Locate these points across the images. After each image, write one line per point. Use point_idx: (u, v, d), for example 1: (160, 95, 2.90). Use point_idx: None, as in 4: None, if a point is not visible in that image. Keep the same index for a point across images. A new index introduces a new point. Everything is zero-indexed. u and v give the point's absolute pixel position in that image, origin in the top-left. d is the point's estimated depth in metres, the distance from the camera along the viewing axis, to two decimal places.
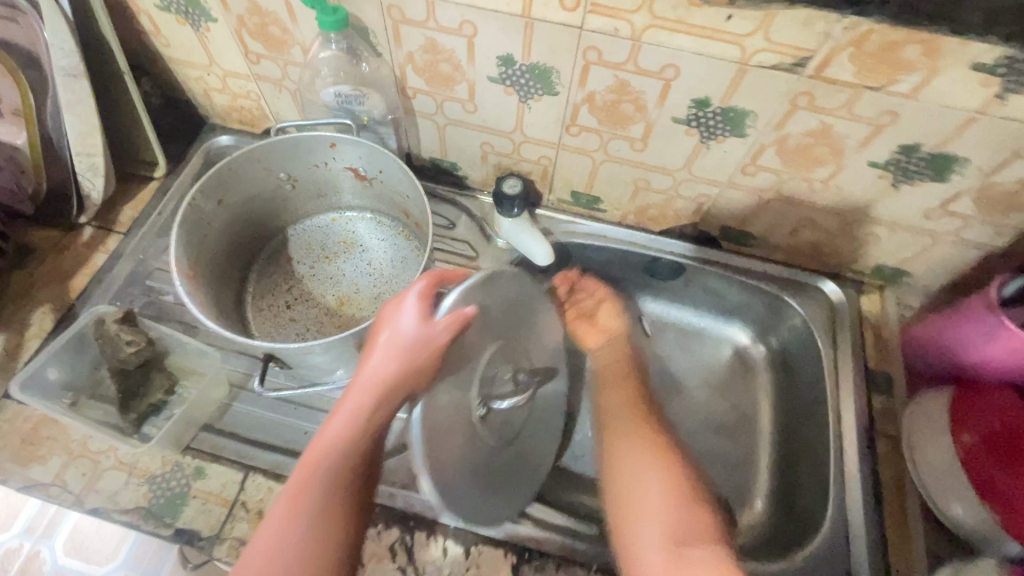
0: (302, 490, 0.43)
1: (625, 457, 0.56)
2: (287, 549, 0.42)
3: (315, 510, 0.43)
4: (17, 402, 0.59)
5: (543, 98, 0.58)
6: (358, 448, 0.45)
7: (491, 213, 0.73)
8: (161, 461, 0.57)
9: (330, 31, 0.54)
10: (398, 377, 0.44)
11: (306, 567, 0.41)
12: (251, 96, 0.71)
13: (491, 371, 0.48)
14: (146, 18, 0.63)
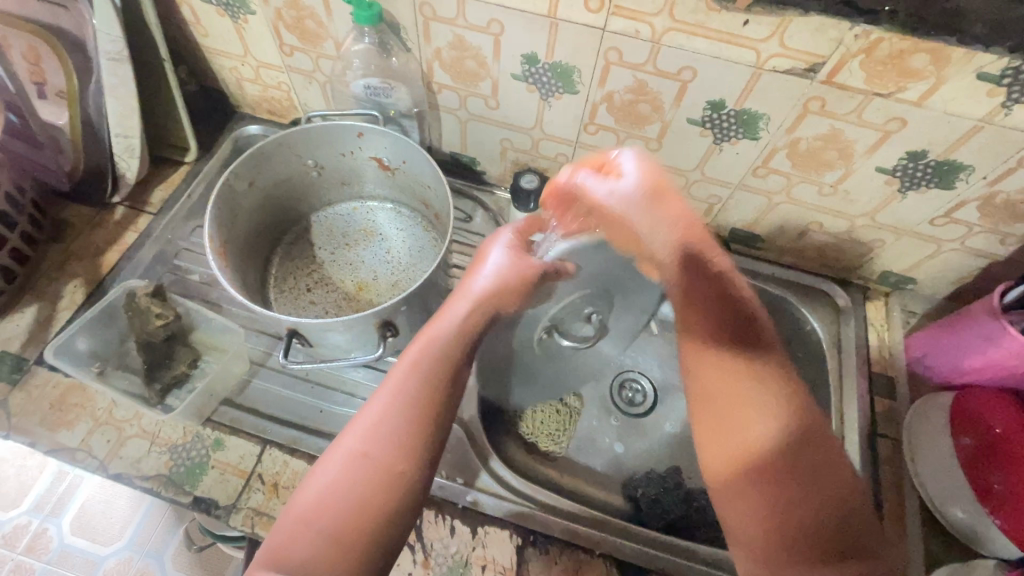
0: (404, 379, 0.45)
1: (740, 436, 0.43)
2: (385, 427, 0.43)
3: (415, 397, 0.44)
4: (47, 369, 0.61)
5: (563, 97, 0.60)
6: (458, 346, 0.47)
7: (507, 208, 0.76)
8: (182, 431, 0.59)
9: (364, 25, 0.56)
10: (495, 291, 0.51)
11: (418, 414, 0.44)
12: (282, 88, 0.74)
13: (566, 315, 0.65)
14: (188, 9, 0.66)
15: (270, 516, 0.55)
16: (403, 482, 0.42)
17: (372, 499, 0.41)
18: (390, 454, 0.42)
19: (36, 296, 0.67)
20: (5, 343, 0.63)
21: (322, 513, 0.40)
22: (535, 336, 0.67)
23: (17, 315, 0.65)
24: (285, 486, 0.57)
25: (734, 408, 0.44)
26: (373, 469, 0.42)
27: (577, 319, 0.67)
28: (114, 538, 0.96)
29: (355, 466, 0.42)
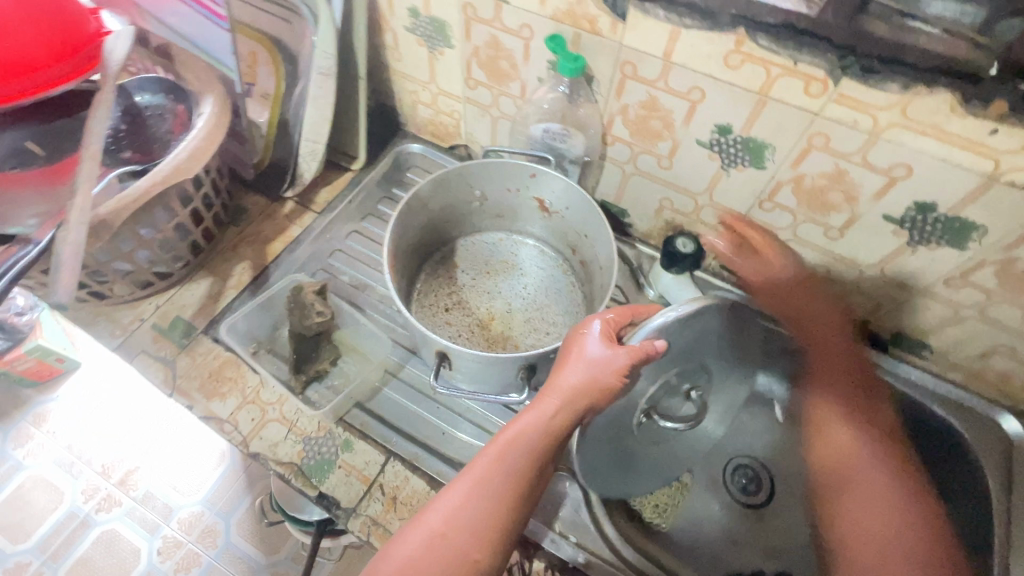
0: (482, 473, 0.48)
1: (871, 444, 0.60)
2: (465, 519, 0.46)
3: (496, 492, 0.47)
4: (211, 340, 0.67)
5: (746, 169, 0.59)
6: (543, 452, 0.49)
7: (647, 265, 0.74)
8: (317, 425, 0.62)
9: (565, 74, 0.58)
10: (585, 388, 0.51)
11: (503, 504, 0.47)
12: (453, 115, 0.78)
13: (664, 387, 0.60)
14: (391, 35, 0.72)
15: (386, 528, 0.56)
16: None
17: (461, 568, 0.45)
18: (466, 544, 0.46)
19: (210, 270, 0.73)
20: (181, 309, 0.70)
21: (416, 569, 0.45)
22: (635, 421, 0.61)
23: (194, 284, 0.72)
24: (402, 502, 0.58)
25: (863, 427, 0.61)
26: (448, 556, 0.45)
27: (674, 397, 0.62)
28: (193, 491, 1.03)
29: (435, 547, 0.45)
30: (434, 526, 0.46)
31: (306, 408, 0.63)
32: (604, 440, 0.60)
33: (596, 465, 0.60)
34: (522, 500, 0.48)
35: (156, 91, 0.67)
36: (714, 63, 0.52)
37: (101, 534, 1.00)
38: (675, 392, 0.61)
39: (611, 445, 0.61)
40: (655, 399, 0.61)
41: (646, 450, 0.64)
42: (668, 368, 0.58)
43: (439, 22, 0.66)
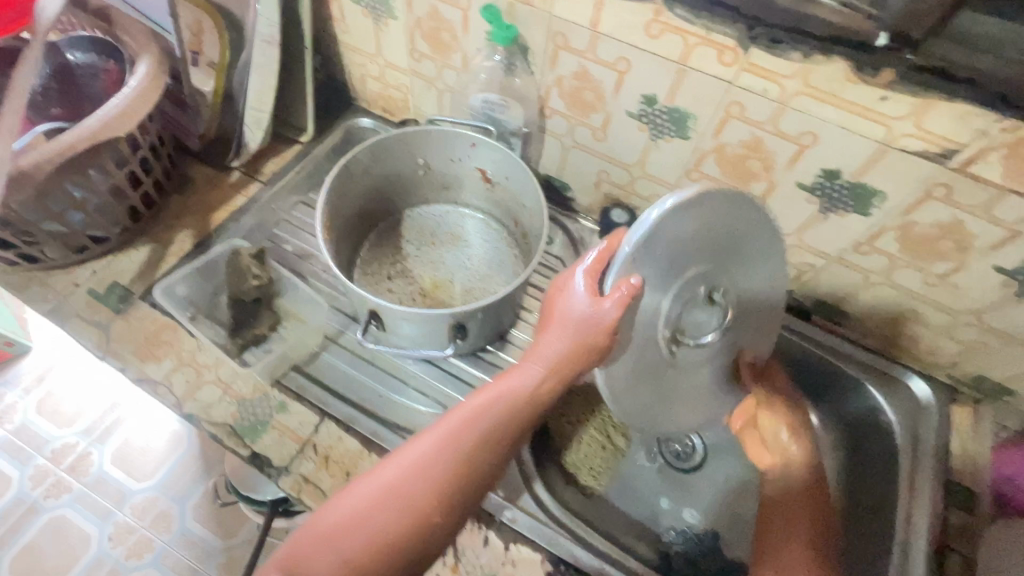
0: (451, 431, 0.46)
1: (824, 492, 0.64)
2: (425, 477, 0.44)
3: (462, 454, 0.45)
4: (148, 305, 0.67)
5: (673, 140, 0.61)
6: (517, 418, 0.47)
7: (588, 238, 0.76)
8: (253, 387, 0.62)
9: (498, 44, 0.60)
10: (571, 346, 0.46)
11: (471, 466, 0.45)
12: (401, 89, 0.79)
13: (686, 295, 0.48)
14: (337, 5, 0.72)
15: (317, 484, 0.57)
16: (423, 536, 0.43)
17: (420, 526, 0.43)
18: (426, 502, 0.43)
19: (150, 237, 0.72)
20: (119, 274, 0.69)
21: (368, 520, 0.42)
22: (660, 345, 0.50)
23: (133, 251, 0.71)
24: (335, 460, 0.58)
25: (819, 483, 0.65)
26: (402, 509, 0.43)
27: (694, 308, 0.49)
28: (148, 476, 1.02)
29: (393, 501, 0.43)
30: (394, 478, 0.44)
31: (241, 370, 0.63)
32: (632, 382, 0.51)
33: (637, 405, 0.53)
34: (488, 467, 0.46)
35: (90, 51, 0.66)
36: (637, 33, 0.54)
37: (50, 520, 0.99)
38: (695, 303, 0.49)
39: (640, 370, 0.51)
40: (676, 320, 0.49)
41: (683, 388, 0.56)
42: (675, 277, 0.46)
43: None
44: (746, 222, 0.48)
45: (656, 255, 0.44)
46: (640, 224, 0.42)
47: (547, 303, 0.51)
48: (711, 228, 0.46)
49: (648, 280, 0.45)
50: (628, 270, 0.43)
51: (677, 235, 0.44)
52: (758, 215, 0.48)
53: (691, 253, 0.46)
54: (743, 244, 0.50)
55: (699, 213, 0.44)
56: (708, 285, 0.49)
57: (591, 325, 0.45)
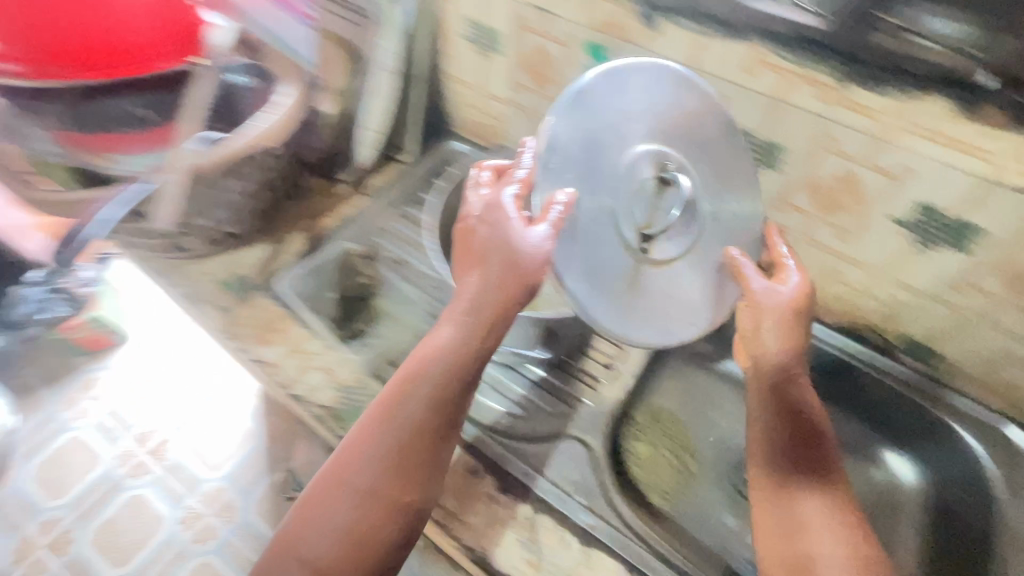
0: (387, 407, 0.48)
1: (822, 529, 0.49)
2: (370, 459, 0.47)
3: (399, 423, 0.48)
4: (266, 296, 0.75)
5: (763, 170, 0.64)
6: (452, 375, 0.48)
7: None
8: (355, 376, 0.68)
9: None
10: (508, 278, 0.49)
11: (413, 430, 0.47)
12: (498, 117, 0.86)
13: (637, 182, 0.52)
14: (449, 42, 0.81)
15: None
16: (383, 510, 0.46)
17: (374, 499, 0.46)
18: (374, 477, 0.47)
19: (270, 236, 0.81)
20: (243, 267, 0.78)
21: (329, 506, 0.47)
22: (626, 241, 0.53)
23: (254, 247, 0.80)
24: None
25: (785, 502, 0.52)
26: (357, 497, 0.46)
27: (647, 203, 0.53)
28: (219, 467, 1.00)
29: (342, 481, 0.47)
30: (344, 471, 0.47)
31: (345, 361, 0.69)
32: (597, 283, 0.52)
33: (623, 308, 0.53)
34: (434, 430, 0.48)
35: (248, 74, 0.77)
36: (735, 70, 0.58)
37: (129, 499, 0.99)
38: (643, 192, 0.53)
39: (614, 268, 0.53)
40: (633, 214, 0.53)
41: (667, 294, 0.55)
42: (608, 163, 0.52)
43: (492, 30, 0.75)
44: (675, 111, 0.52)
45: (568, 156, 0.51)
46: (539, 141, 0.51)
47: (457, 249, 0.53)
48: (627, 119, 0.52)
49: (569, 182, 0.51)
50: (541, 184, 0.50)
51: (581, 128, 0.51)
52: (682, 103, 0.52)
53: (620, 141, 0.52)
54: (699, 133, 0.53)
55: (602, 103, 0.51)
56: (654, 167, 0.53)
57: (529, 252, 0.48)
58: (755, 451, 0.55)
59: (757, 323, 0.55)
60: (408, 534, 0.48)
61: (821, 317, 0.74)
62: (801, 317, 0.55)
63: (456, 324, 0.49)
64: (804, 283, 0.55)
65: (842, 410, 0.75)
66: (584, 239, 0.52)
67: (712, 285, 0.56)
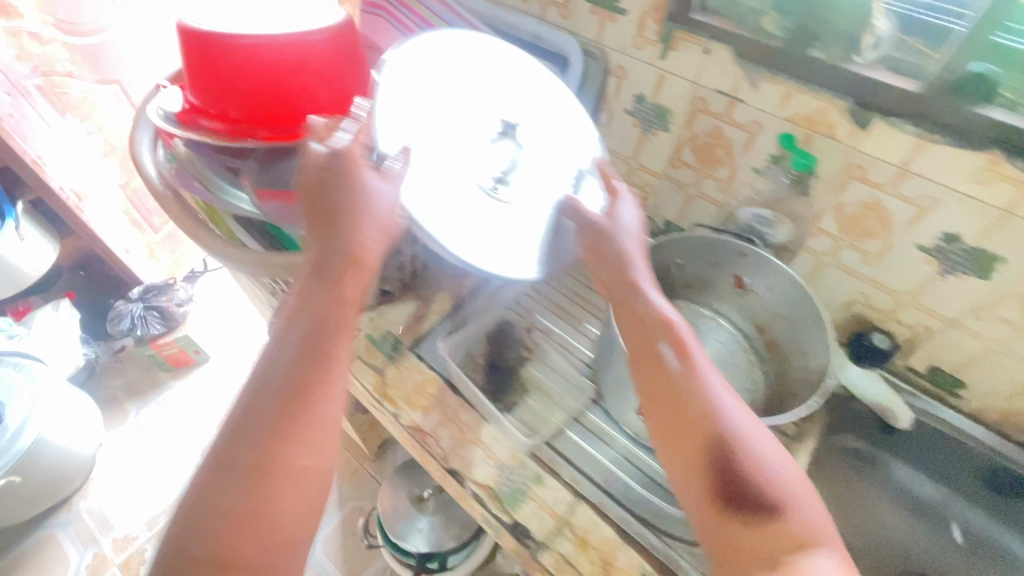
0: (251, 379, 0.46)
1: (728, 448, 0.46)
2: (242, 431, 0.44)
3: (277, 389, 0.45)
4: (417, 357, 0.74)
5: (967, 278, 0.61)
6: (320, 323, 0.48)
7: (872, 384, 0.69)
8: (511, 454, 0.66)
9: (794, 167, 0.66)
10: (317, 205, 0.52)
11: (285, 386, 0.45)
12: (645, 188, 0.85)
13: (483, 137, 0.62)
14: (607, 114, 0.81)
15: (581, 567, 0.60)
16: (264, 473, 0.42)
17: (255, 467, 0.43)
18: (250, 451, 0.43)
19: (414, 293, 0.81)
20: (390, 324, 0.77)
21: (205, 497, 0.41)
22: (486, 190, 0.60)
23: (399, 304, 0.79)
24: (593, 545, 0.60)
25: (694, 439, 0.47)
26: (244, 472, 0.42)
27: (490, 156, 0.63)
28: None
29: (222, 466, 0.42)
30: (217, 455, 0.43)
31: (500, 436, 0.68)
32: (447, 211, 0.56)
33: (448, 234, 0.55)
34: (311, 381, 0.46)
35: None
36: (960, 178, 0.56)
37: None
38: (492, 148, 0.63)
39: (470, 208, 0.58)
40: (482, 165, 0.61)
41: (512, 232, 0.60)
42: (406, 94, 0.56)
43: (663, 109, 0.74)
44: (496, 83, 0.65)
45: (402, 101, 0.55)
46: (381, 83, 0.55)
47: (304, 205, 0.53)
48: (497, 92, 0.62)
49: (414, 138, 0.55)
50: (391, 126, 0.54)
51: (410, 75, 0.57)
52: (506, 80, 0.66)
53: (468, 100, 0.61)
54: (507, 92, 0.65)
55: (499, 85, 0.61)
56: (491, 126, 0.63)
57: (380, 192, 0.51)
58: (647, 396, 0.52)
59: (604, 255, 0.60)
60: (312, 501, 0.44)
61: (1006, 432, 0.70)
62: (632, 244, 0.60)
63: (304, 283, 0.50)
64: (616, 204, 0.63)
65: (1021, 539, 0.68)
66: (438, 185, 0.56)
67: (559, 229, 0.64)
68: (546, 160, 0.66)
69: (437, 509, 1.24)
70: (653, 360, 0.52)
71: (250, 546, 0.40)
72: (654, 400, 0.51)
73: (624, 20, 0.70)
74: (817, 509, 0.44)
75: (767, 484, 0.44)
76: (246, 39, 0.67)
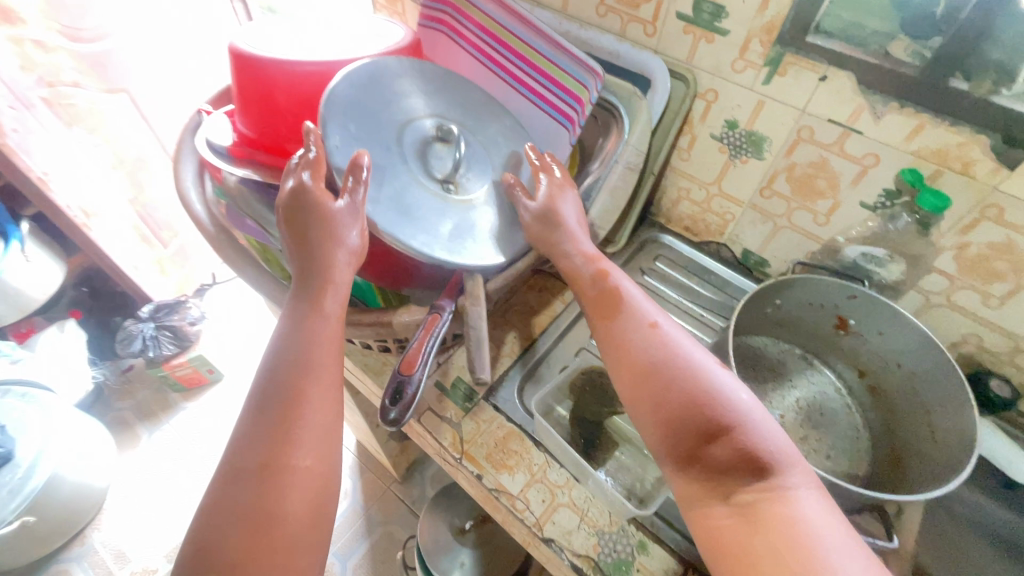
0: (257, 387, 0.46)
1: (686, 388, 0.46)
2: (247, 437, 0.43)
3: (274, 388, 0.45)
4: (494, 409, 0.68)
5: None
6: (306, 335, 0.48)
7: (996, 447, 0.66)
8: (609, 519, 0.61)
9: (922, 207, 0.59)
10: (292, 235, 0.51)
11: (270, 377, 0.46)
12: (724, 216, 0.80)
13: (419, 140, 0.57)
14: (689, 138, 0.76)
15: None
16: (275, 469, 0.41)
17: (261, 467, 0.41)
18: (254, 449, 0.42)
19: None
20: (462, 371, 0.72)
21: (217, 501, 0.40)
22: (438, 189, 0.56)
23: None
24: None
25: (650, 387, 0.47)
26: (252, 476, 0.41)
27: (431, 157, 0.57)
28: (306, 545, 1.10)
29: (231, 467, 0.42)
30: (225, 464, 0.42)
31: (595, 497, 0.62)
32: (413, 214, 0.53)
33: (417, 235, 0.52)
34: (304, 381, 0.45)
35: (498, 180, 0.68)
36: None
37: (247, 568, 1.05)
38: (427, 147, 0.57)
39: (430, 205, 0.55)
40: (428, 164, 0.57)
41: (472, 228, 0.57)
42: (346, 113, 0.52)
43: (759, 136, 0.69)
44: (435, 89, 0.61)
45: (349, 127, 0.52)
46: (323, 104, 0.51)
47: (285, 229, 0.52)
48: (394, 79, 0.57)
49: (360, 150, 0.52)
50: (339, 151, 0.50)
51: (352, 92, 0.53)
52: (453, 97, 0.62)
53: (402, 106, 0.57)
54: (437, 88, 0.61)
55: (372, 72, 0.55)
56: (434, 123, 0.59)
57: (340, 218, 0.50)
58: (606, 356, 0.52)
59: (544, 224, 0.59)
60: (317, 496, 0.42)
61: None
62: (568, 207, 0.61)
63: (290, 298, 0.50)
64: (555, 194, 0.61)
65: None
66: (396, 192, 0.53)
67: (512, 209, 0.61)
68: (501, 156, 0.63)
69: (479, 542, 1.15)
70: (607, 322, 0.53)
71: (265, 557, 0.39)
72: (609, 359, 0.52)
73: (723, 40, 0.64)
74: (780, 433, 0.43)
75: (726, 413, 0.44)
76: (309, 67, 0.60)
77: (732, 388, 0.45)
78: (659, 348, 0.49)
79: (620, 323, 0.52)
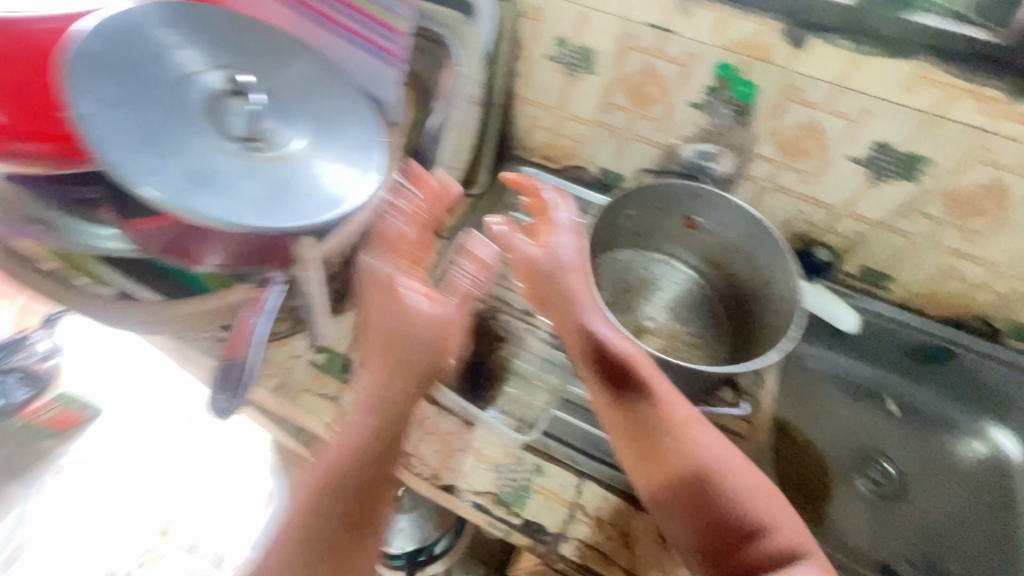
0: (345, 445, 0.53)
1: (715, 482, 0.49)
2: (340, 492, 0.52)
3: (360, 449, 0.53)
4: None
5: (896, 182, 0.64)
6: (388, 403, 0.55)
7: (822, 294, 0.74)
8: (505, 452, 0.62)
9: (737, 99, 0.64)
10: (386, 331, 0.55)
11: (361, 444, 0.53)
12: (576, 139, 0.80)
13: (206, 97, 0.50)
14: (527, 62, 0.73)
15: (602, 548, 0.57)
16: (348, 522, 0.51)
17: (340, 517, 0.51)
18: (335, 503, 0.51)
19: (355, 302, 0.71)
20: (335, 343, 0.67)
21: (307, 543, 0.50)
22: (238, 149, 0.49)
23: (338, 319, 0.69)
24: (608, 521, 0.59)
25: (682, 480, 0.49)
26: (343, 531, 0.51)
27: (226, 115, 0.50)
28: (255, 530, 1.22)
29: (313, 517, 0.51)
30: (321, 509, 0.51)
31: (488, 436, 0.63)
32: (209, 180, 0.46)
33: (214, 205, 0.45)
34: (381, 455, 0.54)
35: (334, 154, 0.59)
36: (892, 87, 0.57)
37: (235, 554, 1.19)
38: (216, 104, 0.50)
39: (227, 168, 0.48)
40: (221, 124, 0.49)
41: (286, 185, 0.49)
42: (94, 76, 0.46)
43: (589, 50, 0.68)
44: (216, 38, 0.53)
45: (103, 89, 0.46)
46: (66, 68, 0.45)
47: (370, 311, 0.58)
48: (156, 33, 0.50)
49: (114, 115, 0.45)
50: (91, 119, 0.44)
51: (97, 50, 0.47)
52: (245, 44, 0.55)
53: (174, 60, 0.50)
54: (219, 36, 0.53)
55: (127, 31, 0.49)
56: (220, 74, 0.51)
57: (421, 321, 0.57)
58: (622, 440, 0.52)
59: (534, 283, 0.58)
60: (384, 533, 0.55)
61: (925, 312, 0.75)
62: (565, 239, 0.60)
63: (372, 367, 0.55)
64: (550, 235, 0.60)
65: (932, 390, 0.78)
66: (181, 156, 0.46)
67: (343, 153, 0.53)
68: (320, 97, 0.55)
69: (415, 505, 1.14)
70: (620, 403, 0.52)
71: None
72: (625, 440, 0.51)
73: None
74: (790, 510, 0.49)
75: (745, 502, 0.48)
76: (47, 24, 0.51)
77: (750, 479, 0.49)
78: (687, 437, 0.50)
79: (640, 404, 0.51)
